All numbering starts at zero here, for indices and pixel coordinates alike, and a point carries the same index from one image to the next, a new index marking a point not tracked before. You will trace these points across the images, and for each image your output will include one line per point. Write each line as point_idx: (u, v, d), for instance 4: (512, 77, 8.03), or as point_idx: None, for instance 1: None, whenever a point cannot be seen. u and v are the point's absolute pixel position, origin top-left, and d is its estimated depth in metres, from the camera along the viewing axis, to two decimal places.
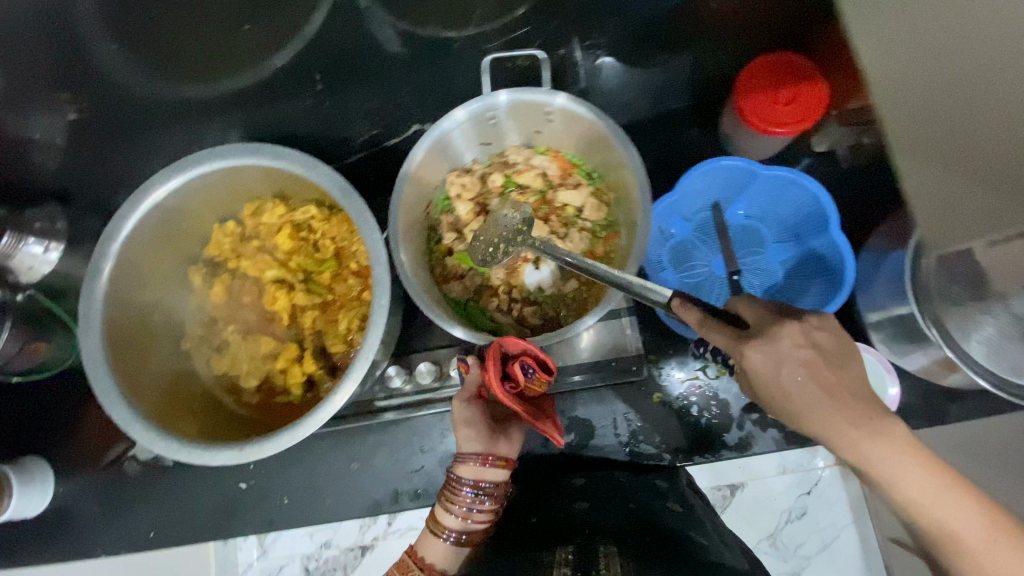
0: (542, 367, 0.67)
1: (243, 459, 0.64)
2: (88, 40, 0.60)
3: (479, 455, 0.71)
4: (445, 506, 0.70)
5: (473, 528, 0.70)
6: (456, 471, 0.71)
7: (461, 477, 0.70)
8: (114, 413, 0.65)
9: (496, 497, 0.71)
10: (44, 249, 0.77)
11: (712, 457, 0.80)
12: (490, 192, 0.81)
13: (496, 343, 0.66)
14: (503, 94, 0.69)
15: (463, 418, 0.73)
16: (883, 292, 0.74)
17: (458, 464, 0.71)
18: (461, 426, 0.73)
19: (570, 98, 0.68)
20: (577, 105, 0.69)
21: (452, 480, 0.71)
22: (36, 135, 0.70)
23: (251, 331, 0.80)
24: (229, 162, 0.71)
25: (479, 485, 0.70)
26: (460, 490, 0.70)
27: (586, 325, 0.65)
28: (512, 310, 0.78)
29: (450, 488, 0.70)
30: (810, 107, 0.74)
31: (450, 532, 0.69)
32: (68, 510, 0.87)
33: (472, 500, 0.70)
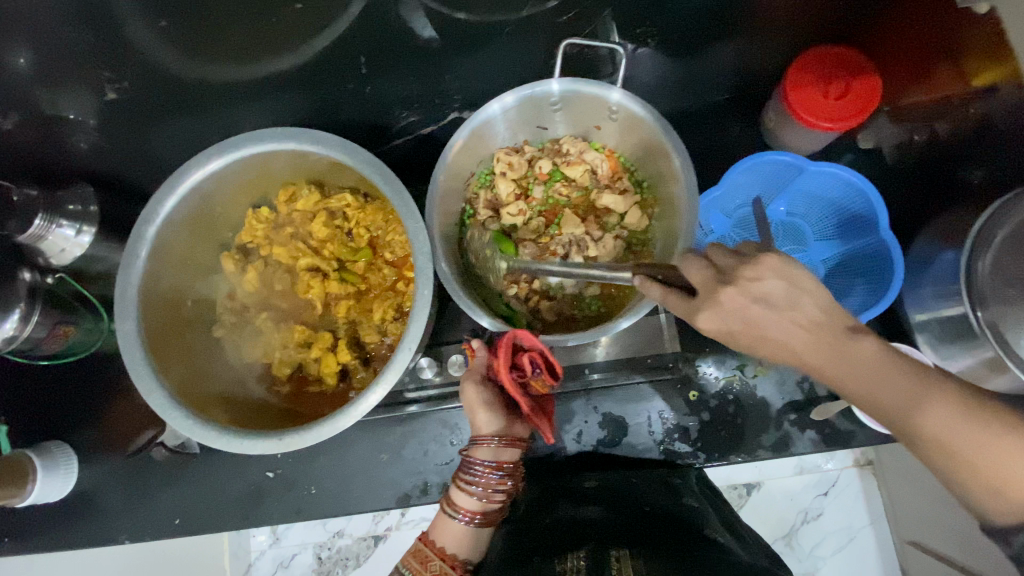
0: (551, 357, 0.64)
1: (283, 449, 0.63)
2: (124, 20, 0.57)
3: (493, 439, 0.68)
4: (460, 487, 0.69)
5: (489, 510, 0.69)
6: (471, 454, 0.69)
7: (477, 460, 0.69)
8: (151, 399, 0.64)
9: (512, 480, 0.70)
10: (76, 232, 0.76)
11: (749, 458, 0.79)
12: (535, 177, 0.78)
13: (510, 333, 0.64)
14: (559, 83, 0.68)
15: (473, 402, 0.70)
16: (932, 293, 0.72)
17: (473, 447, 0.70)
18: (471, 411, 0.70)
19: (627, 94, 0.67)
20: (636, 104, 0.67)
21: (466, 463, 0.69)
22: (70, 115, 0.68)
23: (283, 320, 0.79)
24: (269, 147, 0.69)
25: (494, 469, 0.68)
26: (475, 473, 0.68)
27: (619, 327, 0.66)
28: (529, 300, 0.76)
29: (466, 470, 0.69)
30: (861, 102, 0.72)
31: (465, 514, 0.68)
32: (93, 495, 0.86)
33: (487, 483, 0.68)
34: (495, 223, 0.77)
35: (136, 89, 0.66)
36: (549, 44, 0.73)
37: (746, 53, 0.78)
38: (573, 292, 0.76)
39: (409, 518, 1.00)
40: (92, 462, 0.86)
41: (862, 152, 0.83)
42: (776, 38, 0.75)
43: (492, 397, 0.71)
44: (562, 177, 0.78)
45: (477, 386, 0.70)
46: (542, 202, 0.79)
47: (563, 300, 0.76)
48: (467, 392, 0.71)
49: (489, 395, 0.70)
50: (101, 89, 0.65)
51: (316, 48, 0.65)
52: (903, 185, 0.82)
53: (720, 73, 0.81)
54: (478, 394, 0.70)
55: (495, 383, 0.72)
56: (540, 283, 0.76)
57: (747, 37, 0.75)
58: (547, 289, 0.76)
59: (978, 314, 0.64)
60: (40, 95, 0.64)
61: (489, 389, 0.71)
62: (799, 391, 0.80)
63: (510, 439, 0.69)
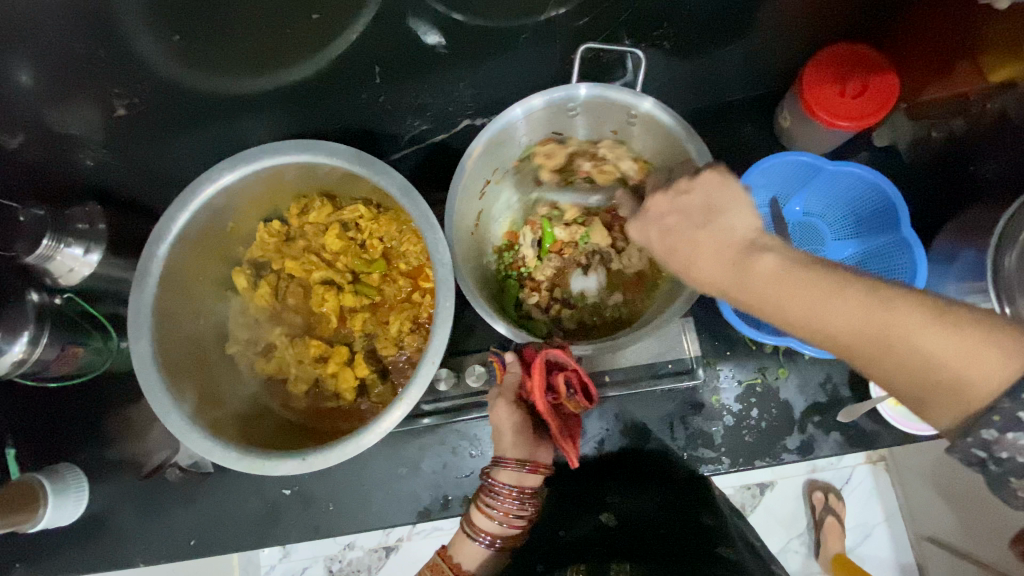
0: (584, 381, 0.64)
1: (306, 468, 0.62)
2: (136, 36, 0.55)
3: (519, 465, 0.67)
4: (481, 511, 0.68)
5: (508, 533, 0.69)
6: (493, 477, 0.68)
7: (501, 482, 0.68)
8: (169, 422, 0.63)
9: (533, 506, 0.69)
10: (84, 251, 0.74)
11: (773, 462, 0.78)
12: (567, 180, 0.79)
13: (543, 353, 0.63)
14: (584, 88, 0.67)
15: (501, 424, 0.70)
16: (956, 290, 0.72)
17: (496, 471, 0.68)
18: (498, 431, 0.70)
19: (655, 102, 0.66)
20: (660, 110, 0.66)
21: (489, 486, 0.68)
22: (76, 132, 0.66)
23: (297, 335, 0.77)
24: (285, 161, 0.68)
25: (518, 495, 0.68)
26: (497, 497, 0.67)
27: (636, 339, 0.66)
28: (549, 308, 0.76)
29: (487, 493, 0.68)
30: (880, 100, 0.72)
31: (486, 537, 0.68)
32: (105, 519, 0.84)
33: (510, 508, 0.67)
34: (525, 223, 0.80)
35: (146, 104, 0.64)
36: (565, 49, 0.72)
37: (761, 54, 0.77)
38: (594, 301, 0.76)
39: (421, 528, 0.99)
40: (105, 484, 0.84)
41: (877, 150, 0.83)
42: (794, 37, 0.75)
43: (520, 418, 0.70)
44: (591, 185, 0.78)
45: (507, 408, 0.69)
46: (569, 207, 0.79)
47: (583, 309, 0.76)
48: (495, 413, 0.70)
49: (517, 417, 0.69)
50: (108, 105, 0.63)
51: (330, 57, 0.63)
52: (924, 181, 0.81)
53: (734, 74, 0.80)
54: (506, 415, 0.69)
55: (523, 404, 0.71)
56: (563, 290, 0.77)
57: (764, 38, 0.74)
58: (568, 299, 0.76)
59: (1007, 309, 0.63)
60: (45, 113, 0.62)
61: (517, 412, 0.69)
62: (822, 393, 0.79)
63: (536, 466, 0.68)
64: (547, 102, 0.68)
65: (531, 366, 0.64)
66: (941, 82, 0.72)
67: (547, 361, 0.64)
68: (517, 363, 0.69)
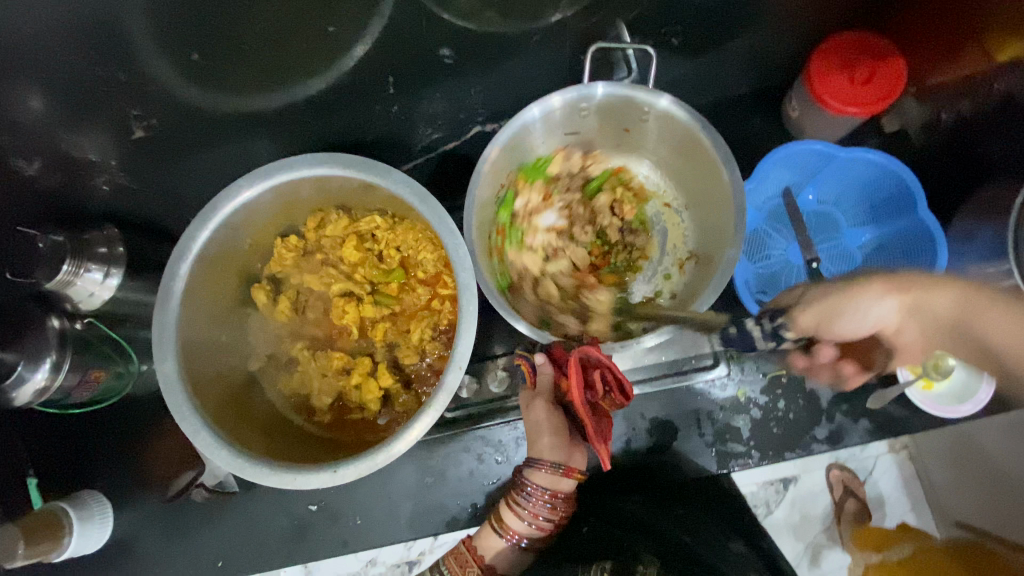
0: (620, 379, 0.64)
1: (337, 480, 0.62)
2: (151, 54, 0.55)
3: (553, 466, 0.67)
4: (511, 509, 0.68)
5: (535, 535, 0.69)
6: (526, 477, 0.68)
7: (535, 483, 0.67)
8: (198, 440, 0.63)
9: (563, 510, 0.69)
10: (104, 275, 0.74)
11: (803, 453, 0.78)
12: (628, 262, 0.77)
13: (580, 351, 0.63)
14: (599, 86, 0.67)
15: (539, 424, 0.70)
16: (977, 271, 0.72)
17: (530, 471, 0.68)
18: (535, 430, 0.70)
19: (670, 99, 0.67)
20: (676, 107, 0.67)
21: (521, 485, 0.68)
22: (92, 156, 0.66)
23: (319, 347, 0.77)
24: (302, 174, 0.69)
25: (549, 497, 0.67)
26: (529, 496, 0.67)
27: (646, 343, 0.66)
28: (529, 196, 0.76)
29: (519, 493, 0.68)
30: (886, 86, 0.72)
31: (514, 536, 0.68)
32: (131, 543, 0.84)
33: (540, 509, 0.67)
34: (614, 197, 0.77)
35: (164, 124, 0.65)
36: (574, 50, 0.73)
37: (767, 46, 0.78)
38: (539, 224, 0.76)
39: None
40: (130, 509, 0.84)
41: (888, 135, 0.84)
42: (800, 28, 0.75)
43: (556, 420, 0.70)
44: (597, 287, 0.75)
45: (544, 408, 0.70)
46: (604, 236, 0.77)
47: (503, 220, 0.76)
48: (533, 411, 0.70)
49: (554, 419, 0.70)
50: (126, 127, 0.64)
51: (343, 69, 0.64)
52: (938, 166, 0.82)
53: (741, 67, 0.81)
54: (542, 415, 0.69)
55: (557, 403, 0.71)
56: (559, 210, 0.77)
57: (771, 30, 0.75)
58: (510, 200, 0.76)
59: None
60: (63, 138, 0.62)
61: (553, 413, 0.70)
62: None
63: (571, 470, 0.67)
64: (561, 102, 0.69)
65: (568, 367, 0.64)
66: (949, 64, 0.73)
67: (582, 359, 0.64)
68: (550, 363, 0.69)
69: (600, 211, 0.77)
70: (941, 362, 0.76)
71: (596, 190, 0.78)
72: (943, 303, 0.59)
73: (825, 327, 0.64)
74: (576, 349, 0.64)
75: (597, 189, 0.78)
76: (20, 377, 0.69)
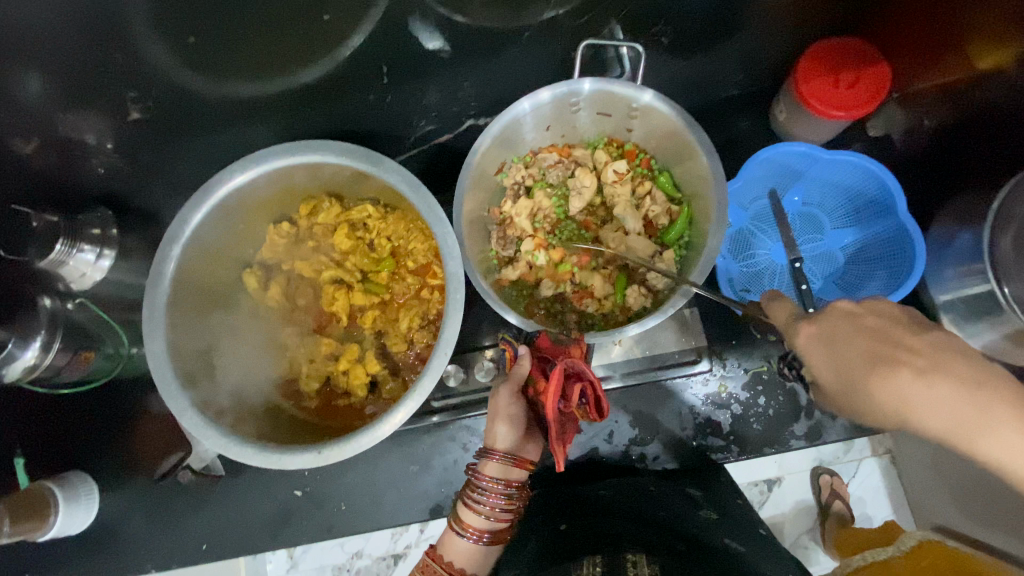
0: (597, 395, 0.66)
1: (321, 462, 0.63)
2: (146, 36, 0.55)
3: (504, 456, 0.67)
4: (468, 506, 0.67)
5: (496, 530, 0.68)
6: (480, 470, 0.68)
7: (489, 475, 0.67)
8: (184, 420, 0.64)
9: (519, 500, 0.69)
10: (97, 257, 0.76)
11: (780, 449, 0.79)
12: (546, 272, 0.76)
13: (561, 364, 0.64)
14: (590, 82, 0.69)
15: (497, 412, 0.70)
16: (955, 273, 0.74)
17: (484, 463, 0.68)
18: (494, 420, 0.70)
19: (656, 95, 0.68)
20: (664, 104, 0.69)
21: (475, 481, 0.67)
22: (87, 138, 0.67)
23: (308, 333, 0.78)
24: (294, 160, 0.70)
25: (503, 488, 0.67)
26: (484, 491, 0.66)
27: (633, 331, 0.66)
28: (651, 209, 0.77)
29: (474, 489, 0.67)
30: (869, 92, 0.74)
31: (473, 532, 0.67)
32: (116, 524, 0.84)
33: (495, 501, 0.67)
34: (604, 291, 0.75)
35: (160, 107, 0.65)
36: (566, 46, 0.74)
37: (756, 49, 0.79)
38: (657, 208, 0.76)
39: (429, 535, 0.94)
40: (117, 492, 0.84)
41: (872, 140, 0.86)
42: (788, 32, 0.77)
43: (517, 411, 0.70)
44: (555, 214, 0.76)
45: (507, 399, 0.70)
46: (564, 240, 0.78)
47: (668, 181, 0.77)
48: (495, 401, 0.70)
49: (514, 410, 0.70)
50: (122, 109, 0.64)
51: (337, 58, 0.65)
52: (917, 172, 0.84)
53: (730, 70, 0.82)
54: (506, 405, 0.70)
55: (522, 397, 0.72)
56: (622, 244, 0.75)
57: (758, 34, 0.77)
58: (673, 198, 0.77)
59: (1007, 290, 0.65)
60: (58, 119, 0.63)
61: (517, 403, 0.70)
62: None
63: (522, 460, 0.68)
64: (552, 97, 0.71)
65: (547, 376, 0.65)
66: (930, 71, 0.75)
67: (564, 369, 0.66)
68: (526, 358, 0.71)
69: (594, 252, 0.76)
70: None
71: (618, 285, 0.75)
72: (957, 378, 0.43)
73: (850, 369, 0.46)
74: (559, 363, 0.64)
75: (622, 284, 0.75)
76: (10, 355, 0.69)
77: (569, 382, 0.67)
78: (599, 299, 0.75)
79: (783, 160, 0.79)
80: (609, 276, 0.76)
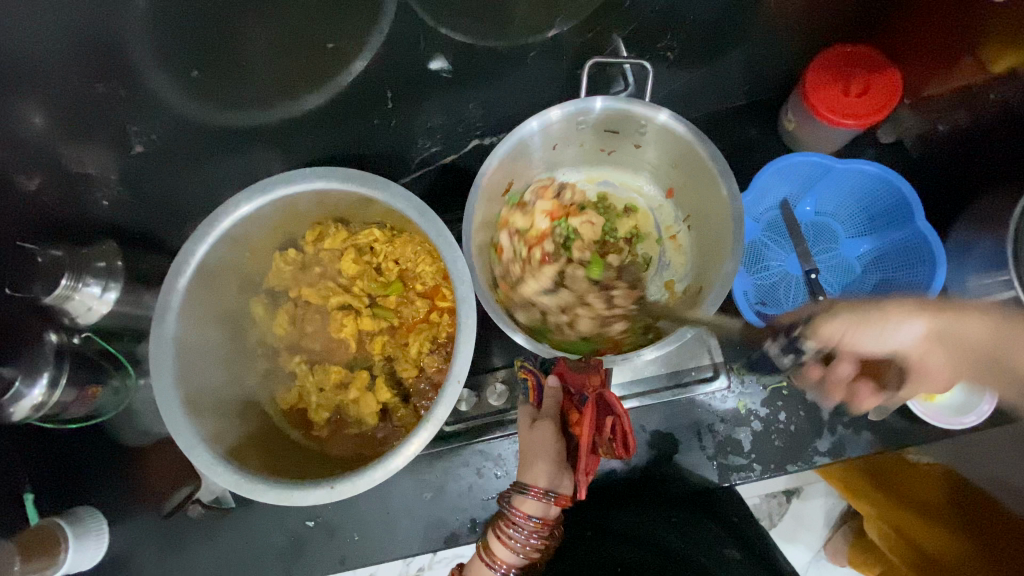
0: (627, 433, 0.64)
1: (333, 497, 0.61)
2: (151, 71, 0.55)
3: (544, 494, 0.62)
4: (500, 540, 0.63)
5: (524, 563, 0.64)
6: (517, 506, 0.63)
7: (527, 512, 0.63)
8: (194, 457, 0.63)
9: (552, 535, 0.65)
10: (102, 290, 0.74)
11: (805, 466, 0.77)
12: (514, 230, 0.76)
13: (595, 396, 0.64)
14: (597, 101, 0.68)
15: (535, 446, 0.66)
16: (979, 281, 0.71)
17: (520, 499, 0.63)
18: (532, 454, 0.66)
19: (665, 111, 0.68)
20: (672, 120, 0.68)
21: (511, 516, 0.63)
22: (92, 172, 0.66)
23: (318, 361, 0.77)
24: (300, 188, 0.69)
25: (539, 526, 0.63)
26: (520, 528, 0.63)
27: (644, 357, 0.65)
28: (609, 315, 0.72)
29: (509, 524, 0.63)
30: (880, 98, 0.73)
31: (502, 566, 0.63)
32: (125, 559, 0.82)
33: (530, 539, 0.63)
34: (516, 290, 0.73)
35: (163, 139, 0.65)
36: (571, 64, 0.73)
37: (762, 59, 0.78)
38: (570, 334, 0.72)
39: (443, 555, 0.92)
40: (125, 527, 0.82)
41: (884, 147, 0.84)
42: (795, 41, 0.76)
43: (554, 447, 0.66)
44: (579, 218, 0.76)
45: (547, 432, 0.67)
46: (562, 235, 0.75)
47: (602, 339, 0.72)
48: (533, 432, 0.67)
49: (552, 445, 0.66)
50: (125, 143, 0.64)
51: (342, 85, 0.64)
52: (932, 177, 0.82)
53: (736, 81, 0.81)
54: (546, 438, 0.66)
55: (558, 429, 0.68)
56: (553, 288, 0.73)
57: (763, 45, 0.76)
58: (581, 336, 0.72)
59: None
60: (63, 154, 0.62)
61: (557, 439, 0.66)
62: None
63: (561, 498, 0.63)
64: (557, 118, 0.70)
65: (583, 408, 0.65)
66: (943, 74, 0.72)
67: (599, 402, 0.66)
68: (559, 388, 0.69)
69: (543, 268, 0.74)
70: None
71: (516, 306, 0.73)
72: (974, 331, 0.61)
73: (847, 342, 0.60)
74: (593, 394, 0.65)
75: (521, 304, 0.73)
76: (16, 395, 0.68)
77: (601, 416, 0.66)
78: (506, 286, 0.74)
79: (794, 171, 0.78)
80: (533, 276, 0.73)
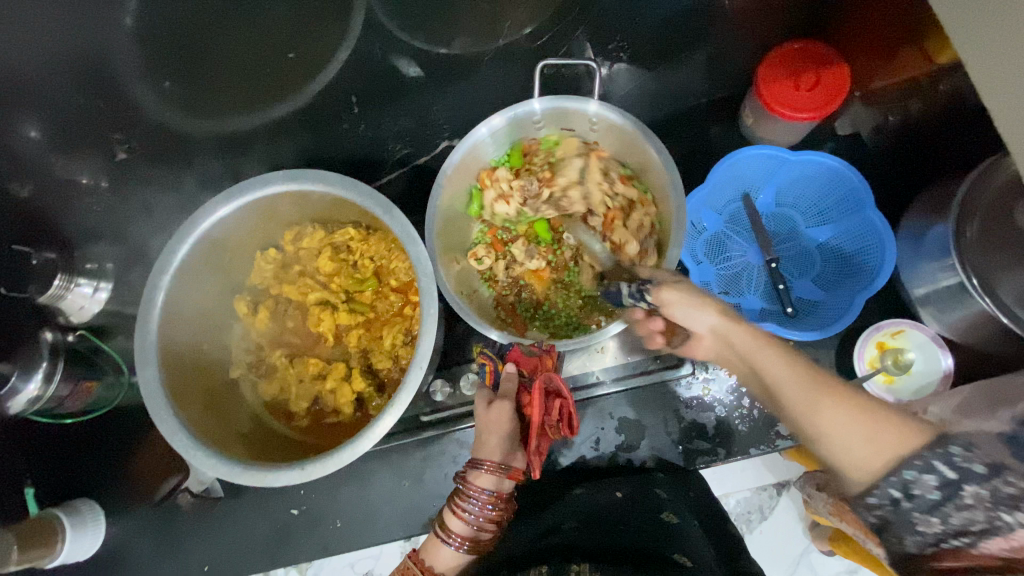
0: (571, 412, 0.70)
1: (306, 478, 0.65)
2: (130, 85, 0.59)
3: (497, 467, 0.66)
4: (455, 513, 0.66)
5: (478, 538, 0.67)
6: (471, 480, 0.67)
7: (481, 486, 0.67)
8: (176, 444, 0.66)
9: (505, 511, 0.68)
10: (93, 290, 0.80)
11: (767, 448, 0.80)
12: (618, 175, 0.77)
13: (542, 379, 0.68)
14: (539, 102, 0.73)
15: (489, 425, 0.69)
16: (928, 266, 0.73)
17: (475, 473, 0.67)
18: (486, 433, 0.69)
19: (602, 104, 0.72)
20: (611, 112, 0.73)
21: (466, 490, 0.67)
22: (82, 179, 0.71)
23: (297, 354, 0.81)
24: (274, 190, 0.73)
25: (492, 499, 0.67)
26: (474, 500, 0.66)
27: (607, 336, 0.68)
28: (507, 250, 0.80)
29: (465, 497, 0.66)
30: (831, 91, 0.75)
31: (457, 540, 0.66)
32: (119, 547, 0.86)
33: (484, 511, 0.66)
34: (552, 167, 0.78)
35: (145, 147, 0.69)
36: (529, 66, 0.77)
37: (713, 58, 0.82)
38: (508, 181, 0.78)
39: None
40: (119, 517, 0.86)
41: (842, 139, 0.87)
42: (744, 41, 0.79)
43: (508, 427, 0.69)
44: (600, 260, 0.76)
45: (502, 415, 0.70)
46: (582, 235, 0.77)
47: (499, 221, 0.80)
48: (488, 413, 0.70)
49: (507, 425, 0.69)
50: (110, 151, 0.68)
51: (311, 92, 0.68)
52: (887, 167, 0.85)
53: (694, 79, 0.85)
54: (500, 418, 0.69)
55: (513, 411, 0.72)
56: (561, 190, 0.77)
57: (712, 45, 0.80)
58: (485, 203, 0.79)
59: (975, 279, 0.66)
60: (54, 162, 0.67)
61: (511, 419, 0.70)
62: None
63: (514, 472, 0.66)
64: (505, 121, 0.74)
65: (531, 392, 0.69)
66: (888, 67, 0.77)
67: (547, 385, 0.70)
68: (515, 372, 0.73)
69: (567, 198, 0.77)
70: (902, 356, 0.76)
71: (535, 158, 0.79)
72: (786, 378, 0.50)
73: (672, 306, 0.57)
74: (540, 376, 0.69)
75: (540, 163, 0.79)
76: (15, 388, 0.71)
77: (549, 398, 0.70)
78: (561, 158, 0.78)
79: (750, 164, 0.81)
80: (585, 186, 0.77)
